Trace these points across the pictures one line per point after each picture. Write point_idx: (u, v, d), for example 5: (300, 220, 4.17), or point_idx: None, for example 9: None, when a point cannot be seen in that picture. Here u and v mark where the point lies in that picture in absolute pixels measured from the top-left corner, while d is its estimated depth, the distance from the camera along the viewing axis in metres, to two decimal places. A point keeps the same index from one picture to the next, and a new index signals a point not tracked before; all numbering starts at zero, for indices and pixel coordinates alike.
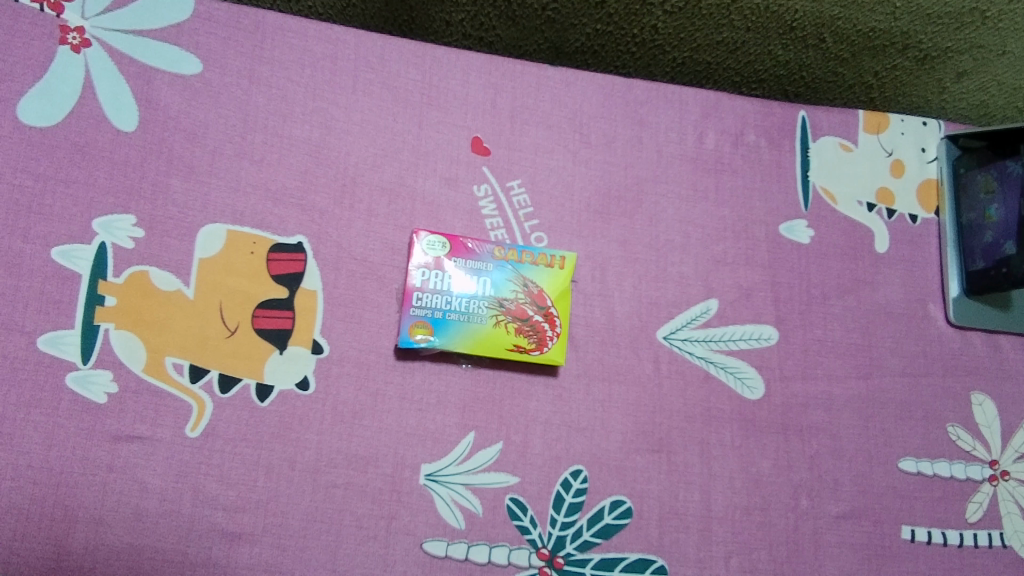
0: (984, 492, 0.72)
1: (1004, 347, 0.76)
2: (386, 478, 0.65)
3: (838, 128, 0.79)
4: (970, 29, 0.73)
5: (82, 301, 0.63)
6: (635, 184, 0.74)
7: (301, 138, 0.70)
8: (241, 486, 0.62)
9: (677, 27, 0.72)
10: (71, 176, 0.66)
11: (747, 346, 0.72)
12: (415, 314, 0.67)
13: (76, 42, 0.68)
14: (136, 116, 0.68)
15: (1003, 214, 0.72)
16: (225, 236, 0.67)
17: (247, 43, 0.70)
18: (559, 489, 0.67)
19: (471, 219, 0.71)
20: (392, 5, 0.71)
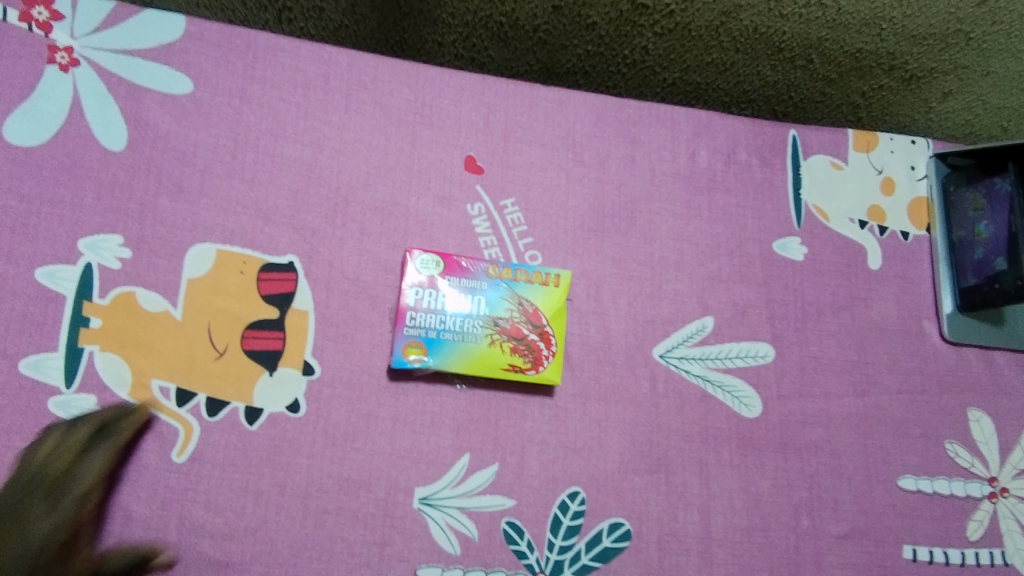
0: (984, 510, 0.71)
1: (999, 363, 0.76)
2: (379, 502, 0.63)
3: (829, 146, 0.79)
4: (954, 49, 0.75)
5: (66, 323, 0.62)
6: (628, 203, 0.74)
7: (293, 157, 0.69)
8: (228, 513, 0.61)
9: (667, 49, 0.73)
10: (57, 196, 0.64)
11: (743, 363, 0.71)
12: (408, 334, 0.66)
13: (65, 61, 0.68)
14: (124, 135, 0.67)
15: (992, 230, 0.73)
16: (215, 256, 0.66)
17: (238, 63, 0.70)
18: (556, 512, 0.65)
19: (465, 237, 0.70)
20: (386, 26, 0.73)
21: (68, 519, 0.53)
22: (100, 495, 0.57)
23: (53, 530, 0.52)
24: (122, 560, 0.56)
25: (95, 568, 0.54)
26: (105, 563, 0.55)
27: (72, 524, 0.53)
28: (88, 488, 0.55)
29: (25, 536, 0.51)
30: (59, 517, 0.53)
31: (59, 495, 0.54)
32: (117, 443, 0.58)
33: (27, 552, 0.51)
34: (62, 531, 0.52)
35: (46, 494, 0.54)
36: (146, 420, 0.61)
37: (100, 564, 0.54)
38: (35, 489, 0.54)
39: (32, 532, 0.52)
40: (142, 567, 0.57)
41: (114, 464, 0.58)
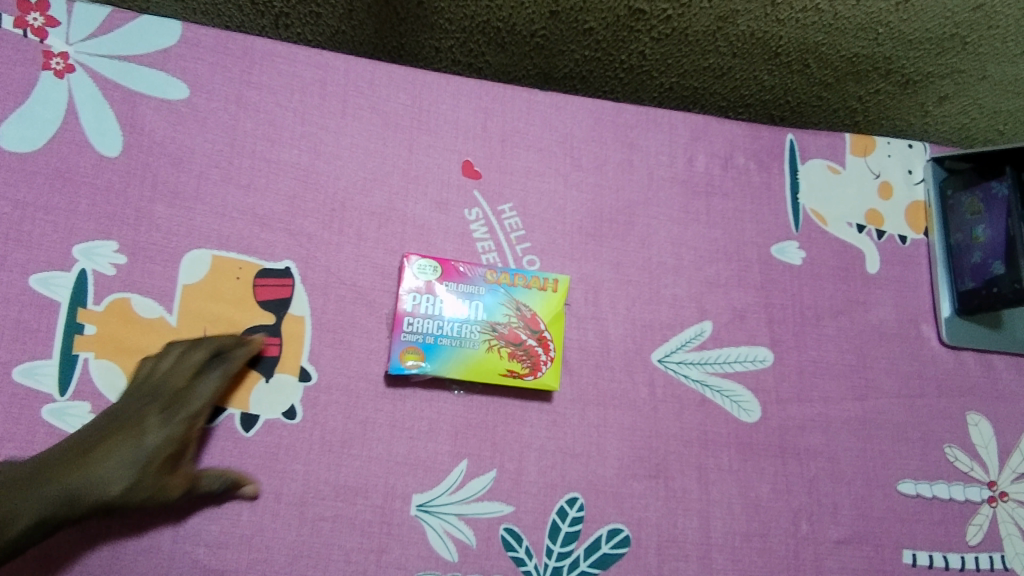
0: (983, 514, 0.71)
1: (997, 367, 0.75)
2: (376, 509, 0.63)
3: (826, 150, 0.78)
4: (951, 54, 0.75)
5: (60, 330, 0.61)
6: (626, 207, 0.74)
7: (290, 163, 0.69)
8: (224, 520, 0.60)
9: (664, 54, 0.74)
10: (51, 202, 0.64)
11: (742, 368, 0.71)
12: (406, 339, 0.65)
13: (60, 67, 0.67)
14: (120, 141, 0.67)
15: (990, 234, 0.73)
16: (210, 262, 0.65)
17: (234, 68, 0.70)
18: (555, 518, 0.65)
19: (462, 242, 0.70)
20: (383, 32, 0.73)
21: (175, 437, 0.57)
22: (210, 416, 0.61)
23: (162, 443, 0.57)
24: (214, 483, 0.59)
25: (190, 486, 0.58)
26: (199, 482, 0.58)
27: (177, 442, 0.58)
28: (197, 410, 0.59)
29: (138, 444, 0.56)
30: (169, 432, 0.57)
31: (172, 411, 0.58)
32: (228, 371, 0.61)
33: (138, 459, 0.56)
34: (168, 446, 0.57)
35: (162, 407, 0.58)
36: (258, 352, 0.64)
37: (195, 483, 0.58)
38: (154, 401, 0.58)
39: (144, 440, 0.56)
40: (231, 493, 0.60)
41: (224, 389, 0.62)
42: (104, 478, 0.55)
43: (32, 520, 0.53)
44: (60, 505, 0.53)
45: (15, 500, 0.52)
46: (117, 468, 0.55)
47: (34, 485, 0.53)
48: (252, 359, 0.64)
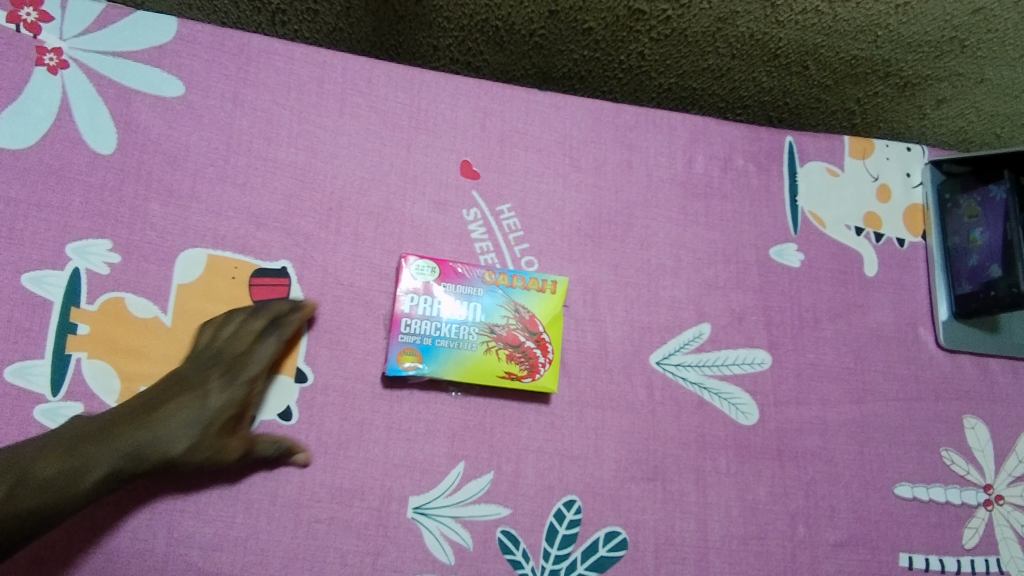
0: (979, 518, 0.71)
1: (994, 370, 0.75)
2: (372, 512, 0.62)
3: (824, 153, 0.78)
4: (949, 57, 0.75)
5: (53, 330, 0.61)
6: (625, 208, 0.74)
7: (286, 161, 0.68)
8: (219, 523, 0.60)
9: (663, 54, 0.73)
10: (44, 200, 0.63)
11: (740, 371, 0.71)
12: (403, 341, 0.65)
13: (53, 63, 0.66)
14: (114, 139, 0.66)
15: (987, 237, 0.73)
16: (205, 261, 0.65)
17: (230, 66, 0.69)
18: (552, 520, 0.64)
19: (460, 243, 0.70)
20: (381, 30, 0.72)
21: (236, 399, 0.60)
22: (267, 381, 0.63)
23: (224, 405, 0.59)
24: (270, 448, 0.60)
25: (248, 448, 0.59)
26: (256, 446, 0.60)
27: (237, 404, 0.60)
28: (256, 373, 0.61)
29: (201, 404, 0.58)
30: (230, 394, 0.59)
31: (233, 375, 0.60)
32: (284, 336, 0.62)
33: (201, 419, 0.58)
34: (229, 407, 0.59)
35: (224, 370, 0.60)
36: (311, 317, 0.65)
37: (253, 447, 0.59)
38: (216, 364, 0.60)
39: (207, 401, 0.59)
40: (285, 460, 0.61)
41: (280, 355, 0.63)
42: (170, 434, 0.57)
43: (103, 471, 0.54)
44: (129, 459, 0.55)
45: (88, 451, 0.54)
46: (181, 428, 0.57)
47: (104, 438, 0.55)
48: (305, 326, 0.65)
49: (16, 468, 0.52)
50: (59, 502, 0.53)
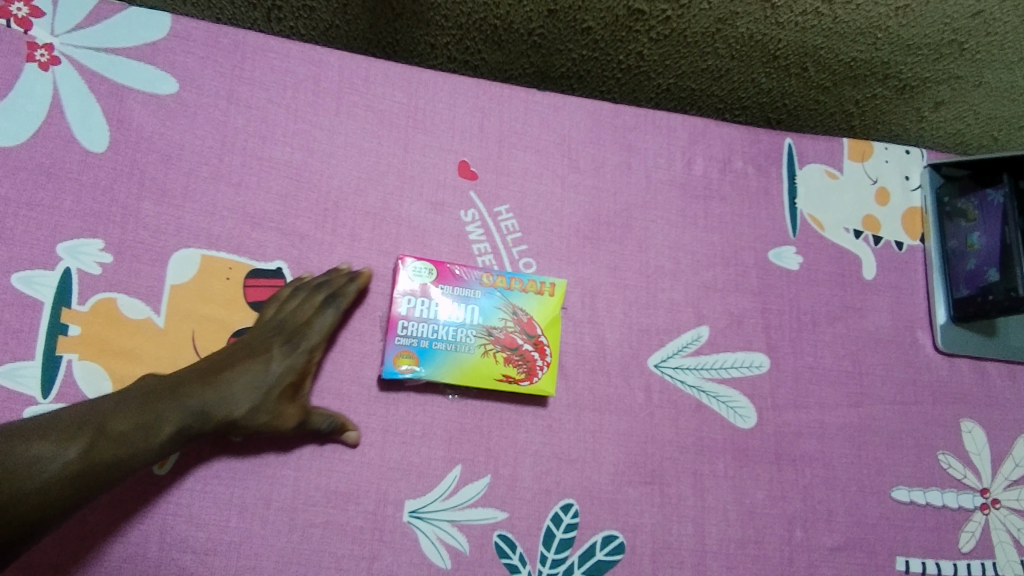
0: (976, 521, 0.71)
1: (991, 374, 0.75)
2: (368, 516, 0.61)
3: (823, 155, 0.78)
4: (948, 59, 0.75)
5: (43, 331, 0.60)
6: (624, 210, 0.73)
7: (282, 161, 0.67)
8: (212, 527, 0.59)
9: (662, 55, 0.73)
10: (35, 198, 0.62)
11: (738, 374, 0.71)
12: (400, 343, 0.64)
13: (44, 59, 0.65)
14: (106, 136, 0.65)
15: (985, 241, 0.73)
16: (199, 262, 0.64)
17: (225, 63, 0.68)
18: (549, 524, 0.64)
19: (458, 244, 0.69)
20: (378, 28, 0.71)
21: (297, 367, 0.61)
22: (324, 352, 0.64)
23: (284, 371, 0.60)
24: (324, 420, 0.61)
25: (303, 418, 0.61)
26: (311, 417, 0.61)
27: (298, 372, 0.61)
28: (317, 343, 0.62)
29: (265, 370, 0.60)
30: (292, 361, 0.61)
31: (294, 343, 0.61)
32: (343, 307, 0.63)
33: (264, 384, 0.59)
34: (290, 374, 0.60)
35: (286, 338, 0.61)
36: (367, 287, 0.66)
37: (309, 416, 0.61)
38: (278, 332, 0.62)
39: (270, 367, 0.60)
40: (335, 435, 0.62)
41: (338, 326, 0.64)
42: (234, 397, 0.58)
43: (173, 429, 0.55)
44: (196, 418, 0.56)
45: (159, 408, 0.55)
46: (243, 392, 0.58)
47: (174, 396, 0.56)
48: (360, 297, 0.66)
49: (92, 422, 0.53)
50: (132, 457, 0.53)
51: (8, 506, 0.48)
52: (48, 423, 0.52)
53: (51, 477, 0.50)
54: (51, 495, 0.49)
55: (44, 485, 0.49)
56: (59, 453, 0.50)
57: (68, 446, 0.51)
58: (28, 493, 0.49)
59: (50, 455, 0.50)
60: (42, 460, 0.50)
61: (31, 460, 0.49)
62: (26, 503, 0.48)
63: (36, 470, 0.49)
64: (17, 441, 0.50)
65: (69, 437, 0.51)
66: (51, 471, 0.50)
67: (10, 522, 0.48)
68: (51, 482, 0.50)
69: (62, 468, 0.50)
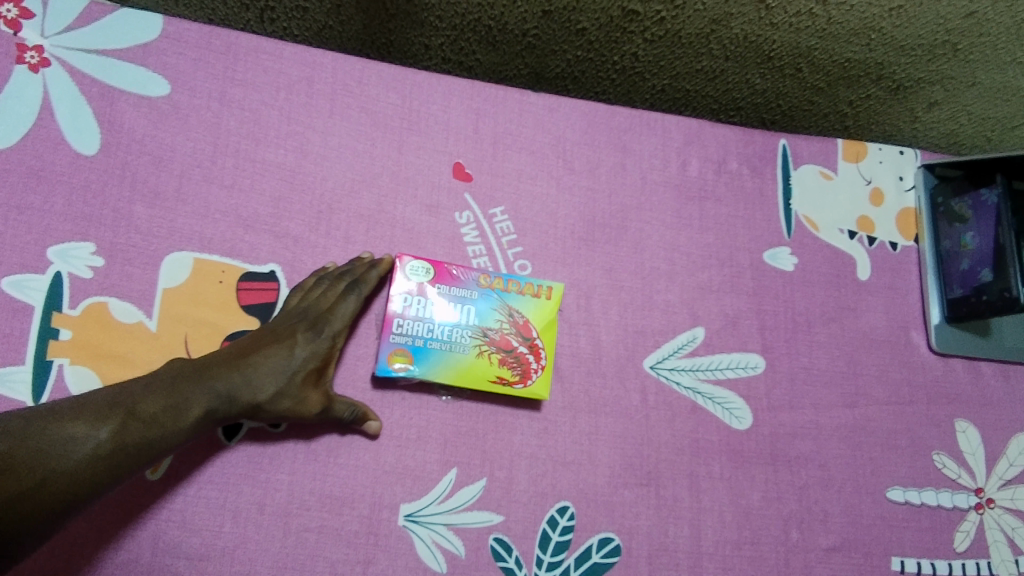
0: (971, 521, 0.71)
1: (985, 374, 0.76)
2: (363, 520, 0.61)
3: (818, 156, 0.78)
4: (942, 60, 0.75)
5: (34, 335, 0.59)
6: (619, 212, 0.73)
7: (275, 163, 0.67)
8: (205, 532, 0.59)
9: (657, 55, 0.73)
10: (25, 202, 0.62)
11: (734, 375, 0.71)
12: (394, 341, 0.64)
13: (34, 61, 0.64)
14: (97, 139, 0.64)
15: (978, 241, 0.73)
16: (191, 265, 0.63)
17: (218, 64, 0.67)
18: (545, 527, 0.64)
19: (452, 246, 0.69)
20: (372, 29, 0.71)
21: (321, 353, 0.61)
22: (345, 338, 0.64)
23: (308, 358, 0.60)
24: (346, 408, 0.61)
25: (326, 404, 0.61)
26: (333, 404, 0.61)
27: (321, 358, 0.61)
28: (340, 328, 0.62)
29: (289, 355, 0.60)
30: (315, 347, 0.61)
31: (318, 329, 0.61)
32: (364, 293, 0.63)
33: (288, 369, 0.59)
34: (314, 360, 0.61)
35: (310, 323, 0.61)
36: (388, 274, 0.66)
37: (331, 403, 0.61)
38: (302, 318, 0.62)
39: (294, 352, 0.60)
40: (357, 425, 0.62)
41: (359, 313, 0.65)
42: (259, 381, 0.58)
43: (201, 412, 0.55)
44: (223, 401, 0.56)
45: (187, 390, 0.55)
46: (267, 377, 0.58)
47: (202, 378, 0.56)
48: (380, 283, 0.66)
49: (123, 403, 0.52)
50: (162, 439, 0.53)
51: (43, 485, 0.47)
52: (80, 404, 0.52)
53: (83, 457, 0.49)
54: (85, 475, 0.49)
55: (78, 464, 0.49)
56: (92, 433, 0.50)
57: (100, 427, 0.51)
58: (62, 472, 0.48)
59: (83, 435, 0.50)
60: (76, 440, 0.49)
61: (65, 440, 0.49)
62: (60, 482, 0.48)
63: (70, 449, 0.49)
64: (52, 421, 0.50)
65: (101, 417, 0.51)
66: (84, 450, 0.49)
67: (44, 501, 0.47)
68: (84, 462, 0.49)
69: (95, 448, 0.50)
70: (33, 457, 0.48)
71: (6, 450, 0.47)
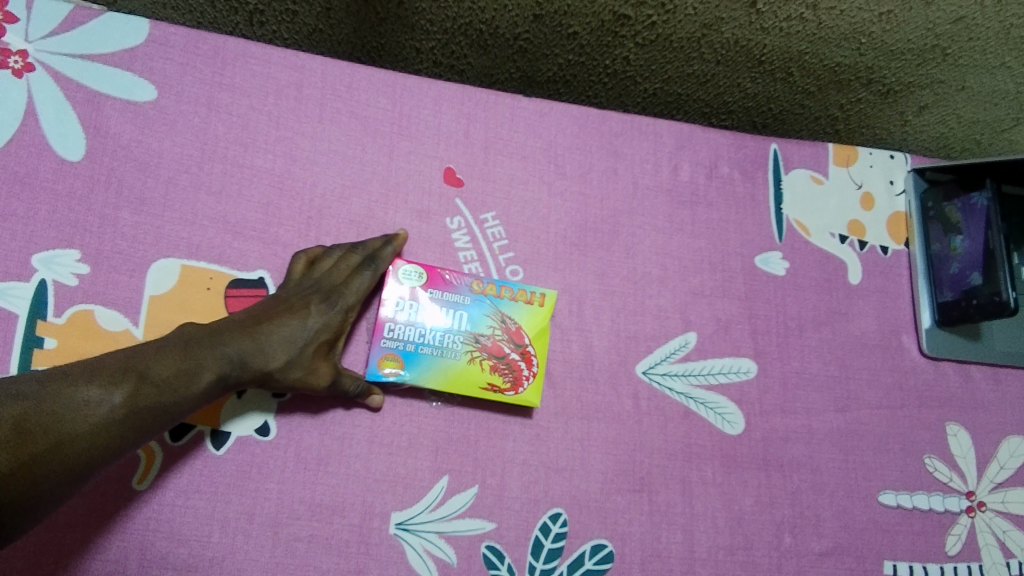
0: (962, 524, 0.71)
1: (976, 378, 0.76)
2: (353, 529, 0.61)
3: (809, 161, 0.78)
4: (931, 65, 0.75)
5: (19, 343, 0.58)
6: (611, 216, 0.73)
7: (264, 168, 0.66)
8: (194, 542, 0.58)
9: (648, 59, 0.73)
10: (9, 208, 0.61)
11: (726, 380, 0.71)
12: (385, 346, 0.63)
13: (18, 66, 0.64)
14: (82, 144, 0.63)
15: (968, 245, 0.73)
16: (178, 272, 0.62)
17: (205, 69, 0.67)
18: (538, 534, 0.63)
19: (443, 252, 0.68)
20: (362, 32, 0.71)
21: (333, 325, 0.62)
22: (356, 313, 0.65)
23: (321, 329, 0.61)
24: (353, 382, 0.61)
25: (334, 378, 0.61)
26: (341, 378, 0.61)
27: (333, 330, 0.62)
28: (353, 302, 0.63)
29: (303, 325, 0.60)
30: (328, 319, 0.61)
31: (331, 302, 0.62)
32: (381, 269, 0.64)
33: (300, 339, 0.60)
34: (326, 332, 0.61)
35: (325, 295, 0.62)
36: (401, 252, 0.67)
37: (339, 377, 0.61)
38: (316, 288, 0.62)
39: (307, 323, 0.60)
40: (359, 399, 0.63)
41: (372, 289, 0.65)
42: (271, 349, 0.58)
43: (213, 377, 0.55)
44: (235, 366, 0.57)
45: (201, 355, 0.55)
46: (279, 345, 0.59)
47: (214, 343, 0.56)
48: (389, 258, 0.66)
49: (136, 366, 0.52)
50: (175, 403, 0.53)
51: (57, 449, 0.47)
52: (92, 368, 0.51)
53: (98, 421, 0.49)
54: (99, 440, 0.48)
55: (92, 428, 0.48)
56: (105, 397, 0.49)
57: (114, 391, 0.50)
58: (76, 435, 0.48)
59: (96, 399, 0.49)
60: (90, 404, 0.49)
61: (78, 405, 0.48)
62: (75, 446, 0.47)
63: (84, 412, 0.48)
64: (63, 386, 0.49)
65: (115, 381, 0.50)
66: (98, 415, 0.49)
67: (58, 465, 0.46)
68: (98, 426, 0.49)
69: (109, 413, 0.49)
70: (49, 420, 0.47)
71: (20, 414, 0.46)
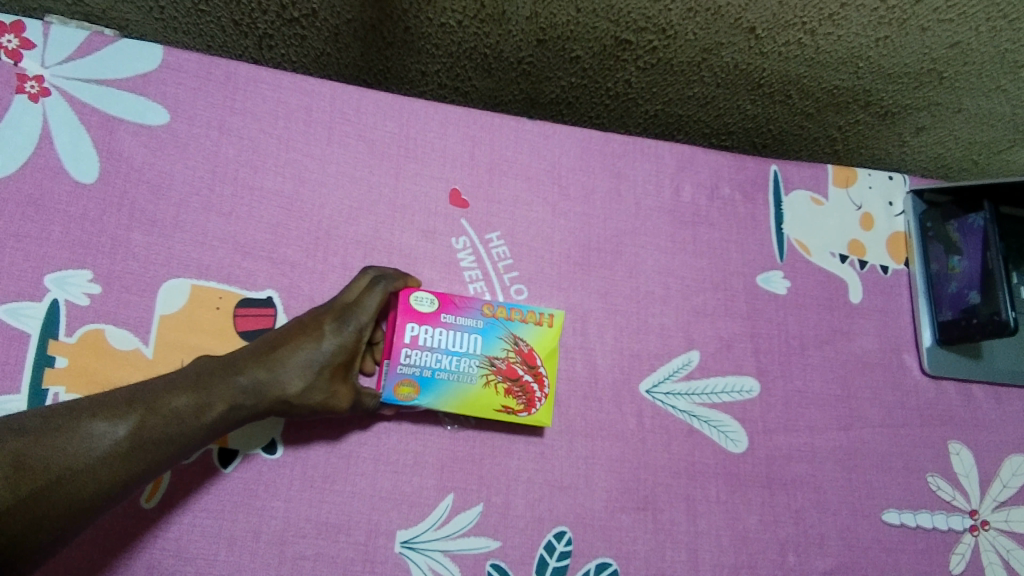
0: (966, 543, 0.71)
1: (977, 396, 0.76)
2: (359, 547, 0.61)
3: (809, 181, 0.79)
4: (928, 88, 0.76)
5: (30, 363, 0.59)
6: (614, 236, 0.74)
7: (273, 190, 0.67)
8: (200, 561, 0.58)
9: (649, 82, 0.75)
10: (23, 230, 0.62)
11: (729, 398, 0.71)
12: (402, 371, 0.63)
13: (34, 91, 0.65)
14: (96, 167, 0.65)
15: (966, 265, 0.73)
16: (189, 291, 0.63)
17: (217, 93, 0.68)
18: (542, 553, 0.64)
19: (449, 272, 0.69)
20: (369, 56, 0.72)
21: (347, 346, 0.62)
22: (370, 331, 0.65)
23: (336, 350, 0.62)
24: (374, 400, 0.62)
25: (355, 398, 0.62)
26: (362, 397, 0.62)
27: (348, 350, 0.63)
28: (366, 322, 0.63)
29: (317, 347, 0.61)
30: (343, 339, 0.62)
31: (345, 321, 0.62)
32: (391, 286, 0.64)
33: (316, 362, 0.61)
34: (342, 353, 0.62)
35: (337, 316, 0.62)
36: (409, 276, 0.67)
37: (360, 397, 0.62)
38: (328, 311, 0.63)
39: (322, 344, 0.61)
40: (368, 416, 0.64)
41: (384, 306, 0.65)
42: (287, 375, 0.59)
43: (225, 407, 0.56)
44: (250, 395, 0.58)
45: (213, 387, 0.56)
46: (295, 370, 0.60)
47: (228, 373, 0.57)
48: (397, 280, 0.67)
49: (142, 399, 0.53)
50: (182, 433, 0.53)
51: (58, 485, 0.47)
52: (97, 402, 0.52)
53: (99, 456, 0.49)
54: (102, 474, 0.49)
55: (94, 462, 0.49)
56: (109, 430, 0.50)
57: (118, 423, 0.51)
58: (78, 470, 0.48)
59: (100, 433, 0.50)
60: (93, 437, 0.50)
61: (81, 440, 0.49)
62: (78, 481, 0.48)
63: (87, 447, 0.49)
64: (68, 421, 0.50)
65: (119, 414, 0.51)
66: (100, 448, 0.49)
67: (60, 500, 0.47)
68: (101, 460, 0.49)
69: (113, 446, 0.50)
70: (49, 455, 0.48)
71: (20, 449, 0.47)
